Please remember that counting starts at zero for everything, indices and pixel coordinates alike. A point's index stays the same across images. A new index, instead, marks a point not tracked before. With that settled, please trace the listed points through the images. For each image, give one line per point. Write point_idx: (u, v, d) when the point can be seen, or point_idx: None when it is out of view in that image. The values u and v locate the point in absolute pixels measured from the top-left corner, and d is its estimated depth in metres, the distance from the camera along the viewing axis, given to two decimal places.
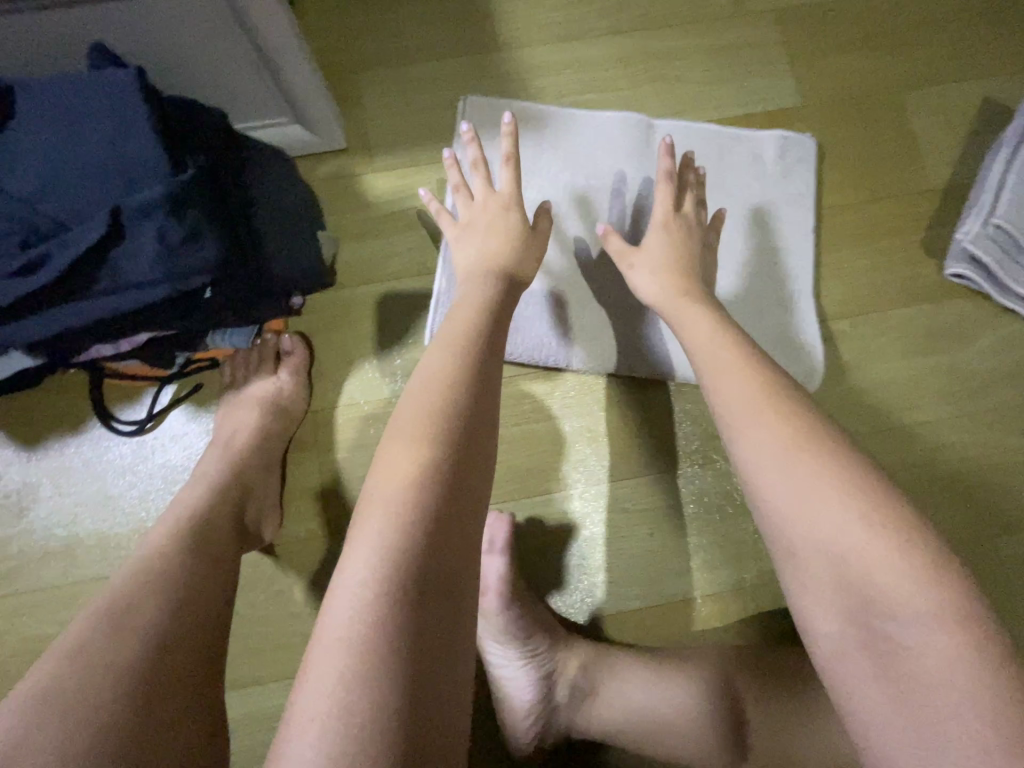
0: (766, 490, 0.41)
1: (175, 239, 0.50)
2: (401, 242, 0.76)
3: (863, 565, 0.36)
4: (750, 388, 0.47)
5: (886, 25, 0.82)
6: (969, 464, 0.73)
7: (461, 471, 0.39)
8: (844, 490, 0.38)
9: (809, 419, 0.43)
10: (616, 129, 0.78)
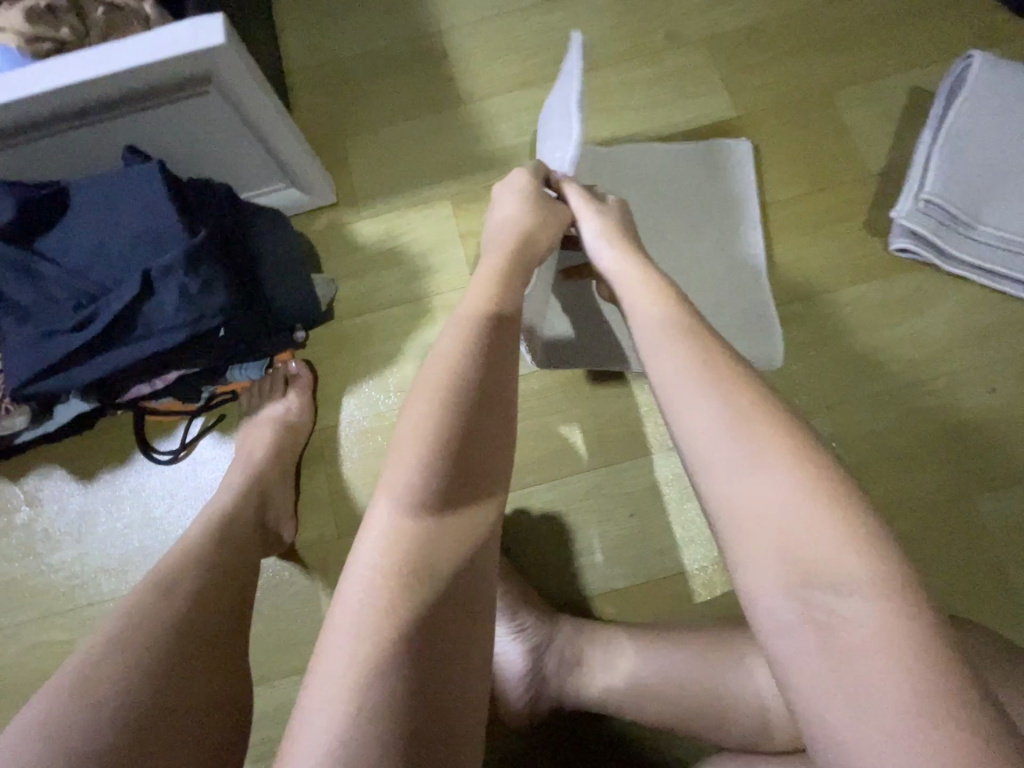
0: (716, 471, 0.39)
1: (193, 291, 0.62)
2: (388, 275, 0.86)
3: (807, 543, 0.35)
4: (693, 362, 0.44)
5: (813, 32, 0.89)
6: (940, 428, 0.75)
7: (463, 462, 0.40)
8: (800, 461, 0.37)
9: (779, 395, 0.41)
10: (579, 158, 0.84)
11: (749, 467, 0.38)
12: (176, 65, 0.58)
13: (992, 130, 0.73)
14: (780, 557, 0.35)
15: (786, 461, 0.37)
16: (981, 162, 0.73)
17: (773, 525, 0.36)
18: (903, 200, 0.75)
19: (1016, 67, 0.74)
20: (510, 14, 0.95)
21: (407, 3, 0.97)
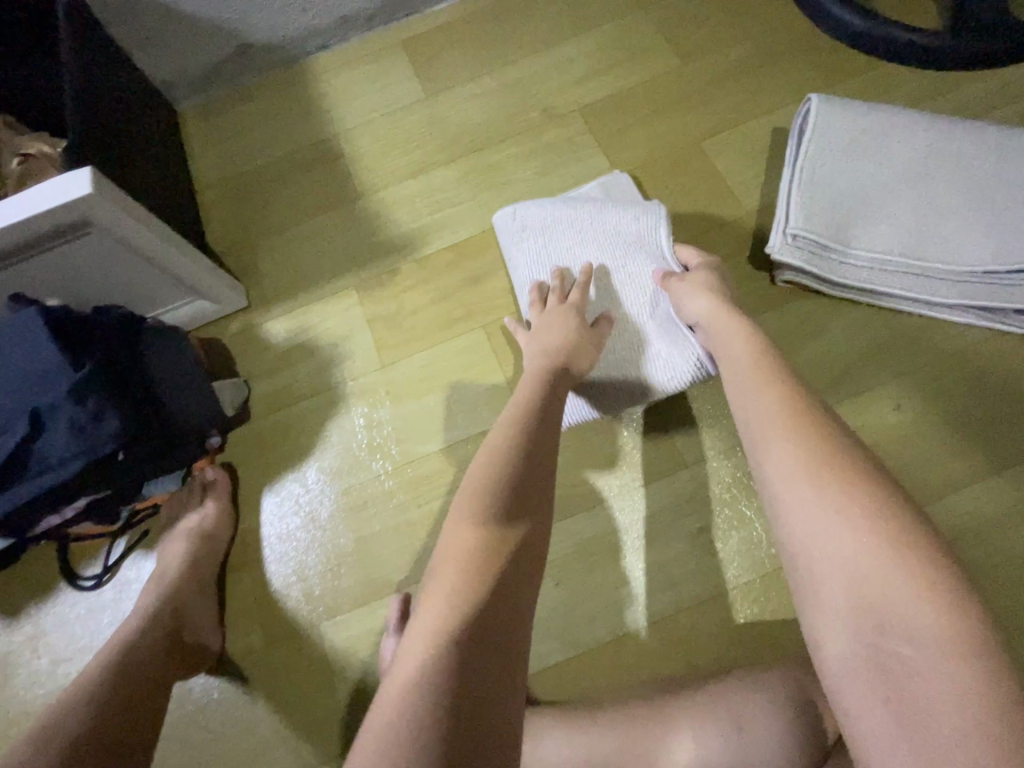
0: (786, 502, 0.46)
1: (83, 423, 0.64)
2: (300, 368, 0.88)
3: (868, 569, 0.41)
4: (780, 410, 0.52)
5: (675, 92, 0.96)
6: None
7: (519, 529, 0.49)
8: (872, 511, 0.43)
9: (846, 449, 0.47)
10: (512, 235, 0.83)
11: (810, 507, 0.45)
12: (50, 217, 0.63)
13: (844, 162, 0.77)
14: (846, 575, 0.42)
15: (853, 494, 0.44)
16: (840, 192, 0.77)
17: (839, 545, 0.43)
18: (776, 235, 0.77)
19: (852, 104, 0.79)
20: (398, 111, 1.02)
21: (304, 114, 1.05)
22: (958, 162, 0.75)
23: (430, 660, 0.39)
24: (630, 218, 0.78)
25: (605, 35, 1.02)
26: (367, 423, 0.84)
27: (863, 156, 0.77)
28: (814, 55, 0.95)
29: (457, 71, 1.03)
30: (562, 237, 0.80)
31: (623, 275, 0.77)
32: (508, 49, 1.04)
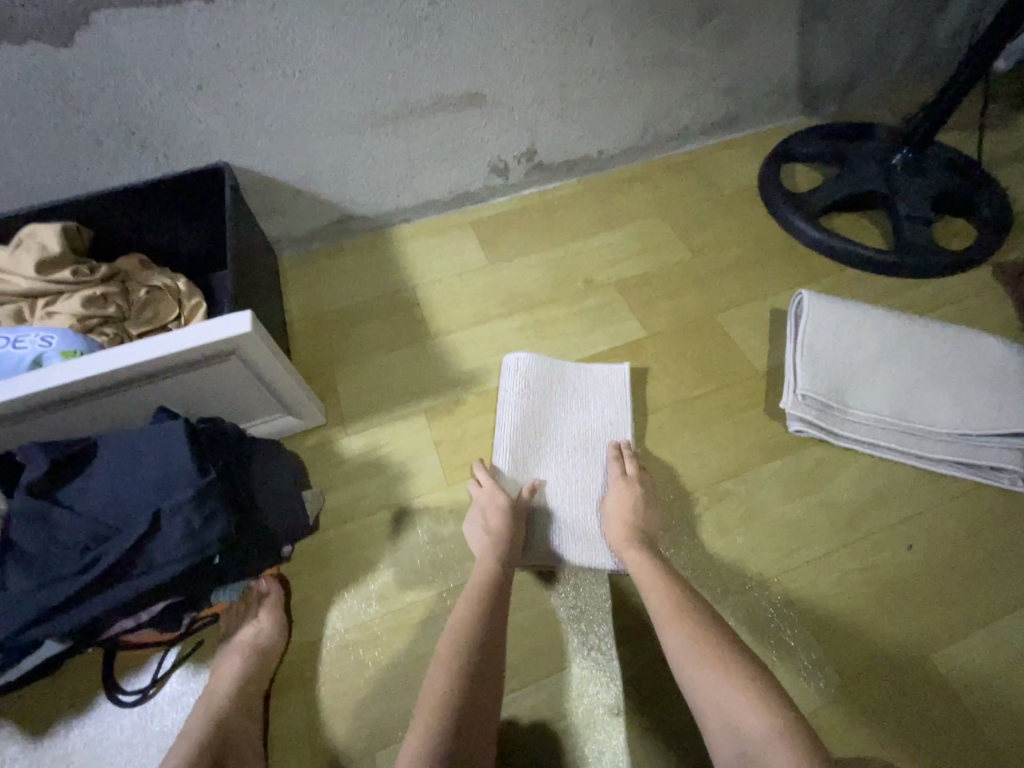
0: (682, 669, 0.64)
1: (196, 524, 0.69)
2: (370, 483, 0.96)
3: (729, 709, 0.58)
4: (667, 597, 0.72)
5: (690, 276, 1.21)
6: (871, 590, 0.86)
7: (481, 676, 0.65)
8: (724, 662, 0.62)
9: (708, 621, 0.68)
10: (515, 376, 1.01)
11: (687, 667, 0.64)
12: (207, 347, 0.75)
13: (836, 340, 0.98)
14: (718, 720, 0.59)
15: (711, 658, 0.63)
16: (835, 362, 0.96)
17: (710, 697, 0.60)
18: (788, 395, 0.96)
19: (834, 298, 1.02)
20: (466, 273, 1.25)
21: (386, 269, 1.27)
22: (922, 346, 0.97)
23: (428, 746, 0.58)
24: (611, 411, 1.00)
25: (630, 231, 1.31)
26: (431, 539, 0.90)
27: (849, 337, 0.98)
28: (794, 258, 1.24)
29: (514, 247, 1.30)
30: (550, 398, 1.01)
31: (586, 448, 0.97)
32: (555, 234, 1.31)
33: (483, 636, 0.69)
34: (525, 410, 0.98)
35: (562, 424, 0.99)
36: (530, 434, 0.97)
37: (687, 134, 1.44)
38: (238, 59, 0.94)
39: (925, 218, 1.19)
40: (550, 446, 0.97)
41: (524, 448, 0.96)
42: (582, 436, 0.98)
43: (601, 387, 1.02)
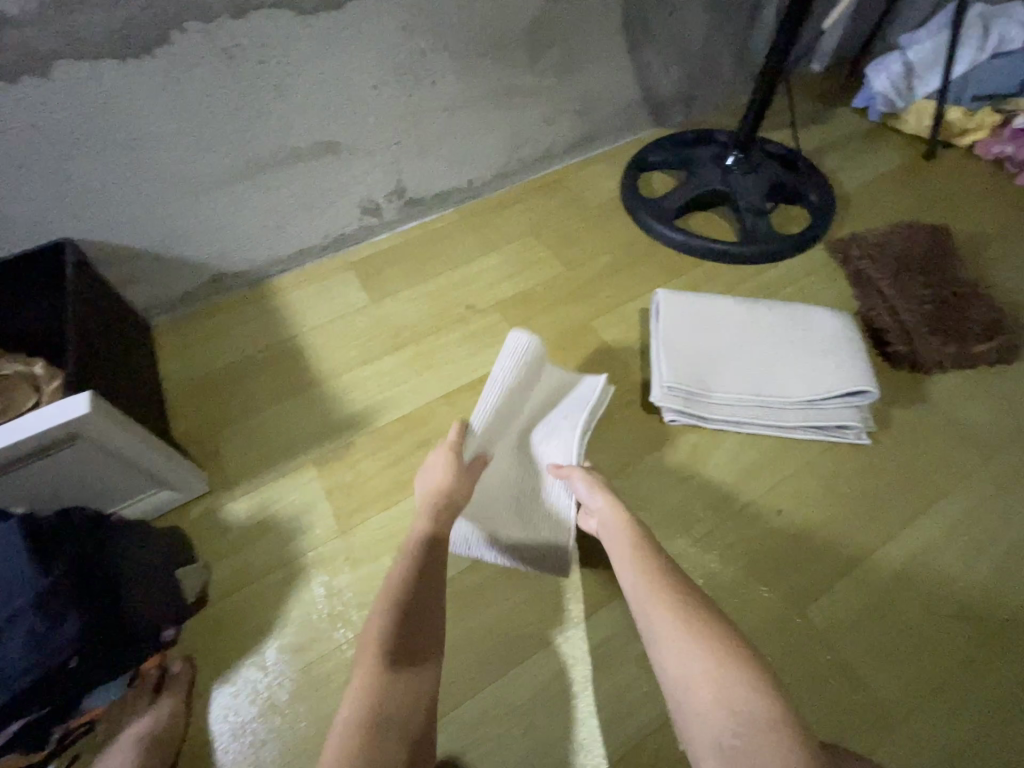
0: (664, 643, 0.62)
1: (41, 630, 0.65)
2: (261, 546, 0.93)
3: (714, 691, 0.56)
4: (641, 573, 0.70)
5: (566, 289, 1.27)
6: (755, 559, 0.91)
7: (407, 646, 0.68)
8: (711, 635, 0.61)
9: (690, 593, 0.66)
10: (511, 360, 0.89)
11: (667, 644, 0.62)
12: (42, 437, 0.71)
13: (689, 329, 1.06)
14: (703, 698, 0.57)
15: (692, 633, 0.61)
16: (688, 350, 1.04)
17: (698, 668, 0.58)
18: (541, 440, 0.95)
19: (687, 293, 1.10)
20: (349, 316, 1.26)
21: (267, 322, 1.25)
22: (768, 325, 1.06)
23: (349, 722, 0.61)
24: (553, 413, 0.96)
25: (507, 253, 1.36)
26: (327, 593, 0.88)
27: (702, 323, 1.06)
28: (658, 260, 1.33)
29: (396, 284, 1.31)
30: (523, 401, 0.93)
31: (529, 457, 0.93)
32: (436, 266, 1.34)
33: (408, 618, 0.70)
34: (504, 395, 0.88)
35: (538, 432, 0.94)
36: (499, 421, 0.88)
37: (550, 156, 1.52)
38: (61, 136, 0.92)
39: (762, 211, 1.31)
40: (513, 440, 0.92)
41: (492, 432, 0.88)
42: (550, 445, 0.94)
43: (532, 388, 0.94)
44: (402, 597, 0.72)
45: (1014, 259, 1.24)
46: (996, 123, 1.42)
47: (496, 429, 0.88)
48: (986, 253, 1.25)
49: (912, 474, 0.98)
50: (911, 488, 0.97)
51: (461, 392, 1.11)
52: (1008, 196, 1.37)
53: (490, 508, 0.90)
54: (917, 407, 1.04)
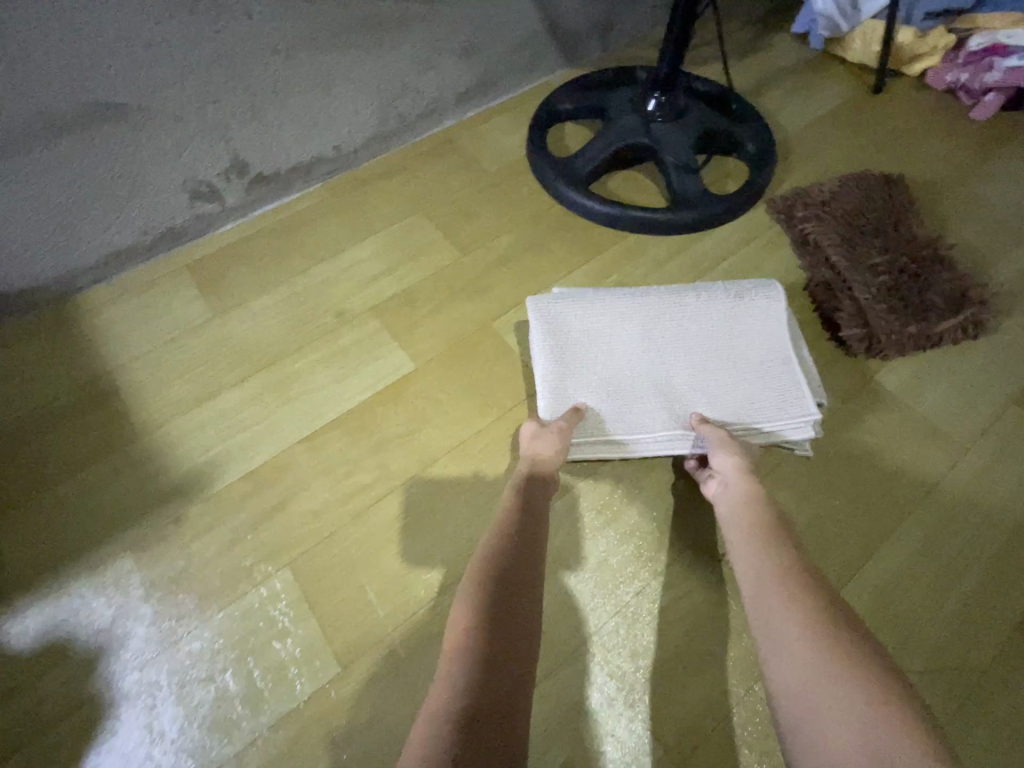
0: (785, 642, 0.54)
1: None
2: (51, 681, 0.69)
3: (873, 719, 0.46)
4: (770, 564, 0.62)
5: (461, 283, 1.03)
6: (693, 613, 0.77)
7: (508, 623, 0.54)
8: (860, 653, 0.51)
9: (836, 598, 0.56)
10: (745, 306, 0.91)
11: (792, 651, 0.53)
12: None
13: (669, 332, 0.90)
14: (851, 721, 0.46)
15: (845, 640, 0.52)
16: (673, 353, 0.89)
17: (833, 692, 0.48)
18: (659, 368, 0.88)
19: (568, 300, 0.90)
20: (184, 339, 0.97)
21: (70, 355, 0.95)
22: (677, 333, 0.90)
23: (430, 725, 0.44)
24: (763, 352, 0.88)
25: (388, 239, 1.09)
26: (147, 738, 0.66)
27: (677, 320, 0.90)
28: (574, 236, 1.09)
29: (245, 288, 1.02)
30: (676, 325, 0.90)
31: (647, 389, 0.86)
32: (296, 261, 1.05)
33: (504, 589, 0.58)
34: (626, 343, 0.89)
35: (696, 369, 0.87)
36: (645, 359, 0.88)
37: (438, 109, 1.23)
38: None
39: (691, 167, 1.08)
40: (664, 373, 0.87)
41: (615, 391, 0.86)
42: (670, 400, 0.86)
43: (767, 311, 0.90)
44: (488, 573, 0.60)
45: (973, 210, 1.09)
46: (949, 46, 1.24)
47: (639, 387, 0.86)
48: (942, 204, 1.09)
49: (867, 487, 0.84)
50: (867, 504, 0.83)
51: (327, 433, 0.87)
52: (962, 133, 1.20)
53: (621, 415, 0.84)
54: (868, 404, 0.90)
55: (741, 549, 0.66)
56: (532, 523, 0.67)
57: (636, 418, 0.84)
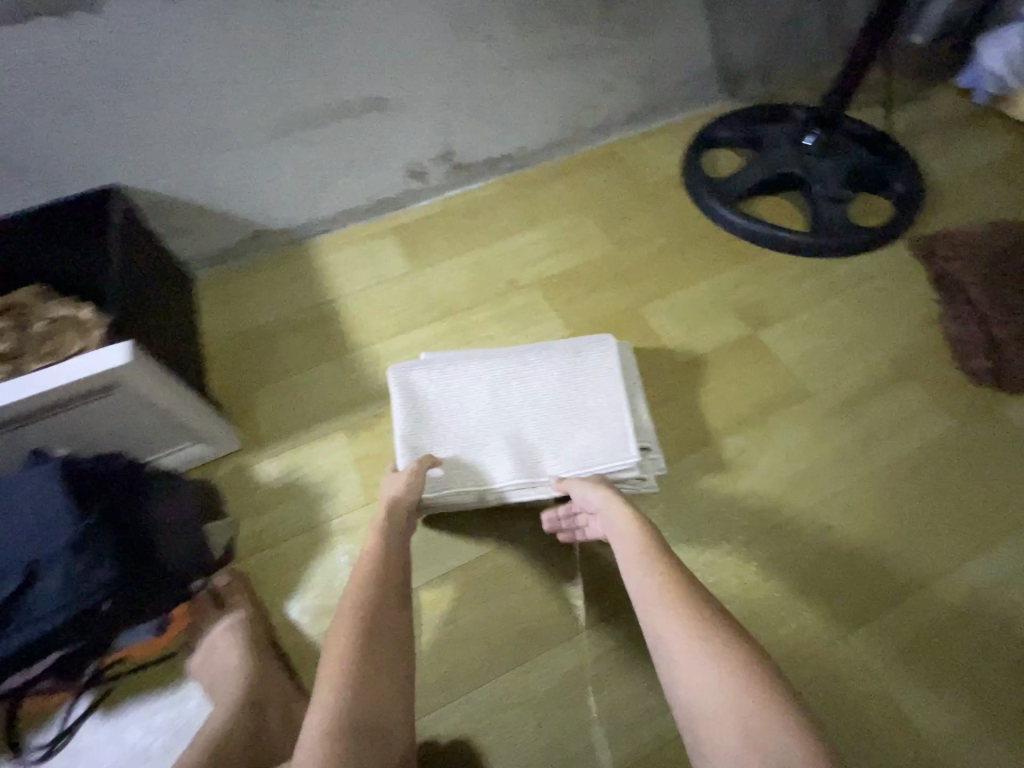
0: (676, 664, 0.54)
1: (79, 570, 0.67)
2: (289, 507, 0.94)
3: (750, 714, 0.49)
4: (651, 587, 0.61)
5: (613, 272, 1.20)
6: (797, 578, 0.86)
7: (368, 645, 0.60)
8: (743, 678, 0.51)
9: (725, 616, 0.56)
10: (558, 370, 0.96)
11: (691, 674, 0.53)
12: (85, 383, 0.73)
13: (515, 395, 0.94)
14: (731, 725, 0.49)
15: (726, 651, 0.53)
16: (523, 409, 0.94)
17: (726, 711, 0.50)
18: (516, 423, 0.93)
19: (414, 369, 0.95)
20: (388, 283, 1.22)
21: (305, 283, 1.24)
22: (534, 387, 0.95)
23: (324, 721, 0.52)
24: (603, 404, 0.94)
25: (554, 228, 1.29)
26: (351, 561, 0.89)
27: (525, 381, 0.95)
28: (718, 246, 1.23)
29: (437, 253, 1.26)
30: (512, 389, 0.95)
31: (498, 443, 0.91)
32: (478, 236, 1.28)
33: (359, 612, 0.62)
34: (478, 405, 0.94)
35: (529, 430, 0.92)
36: (503, 412, 0.93)
37: (608, 126, 1.42)
38: (117, 81, 0.90)
39: (838, 199, 1.19)
40: (501, 436, 0.92)
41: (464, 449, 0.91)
42: (516, 452, 0.91)
43: (599, 366, 0.96)
44: (353, 590, 0.65)
45: None
46: None
47: (507, 436, 0.92)
48: None
49: (974, 503, 0.92)
50: (972, 518, 0.91)
51: None
52: None
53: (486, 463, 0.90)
54: (985, 432, 0.98)
55: (631, 570, 0.65)
56: (393, 546, 0.71)
57: (502, 464, 0.90)
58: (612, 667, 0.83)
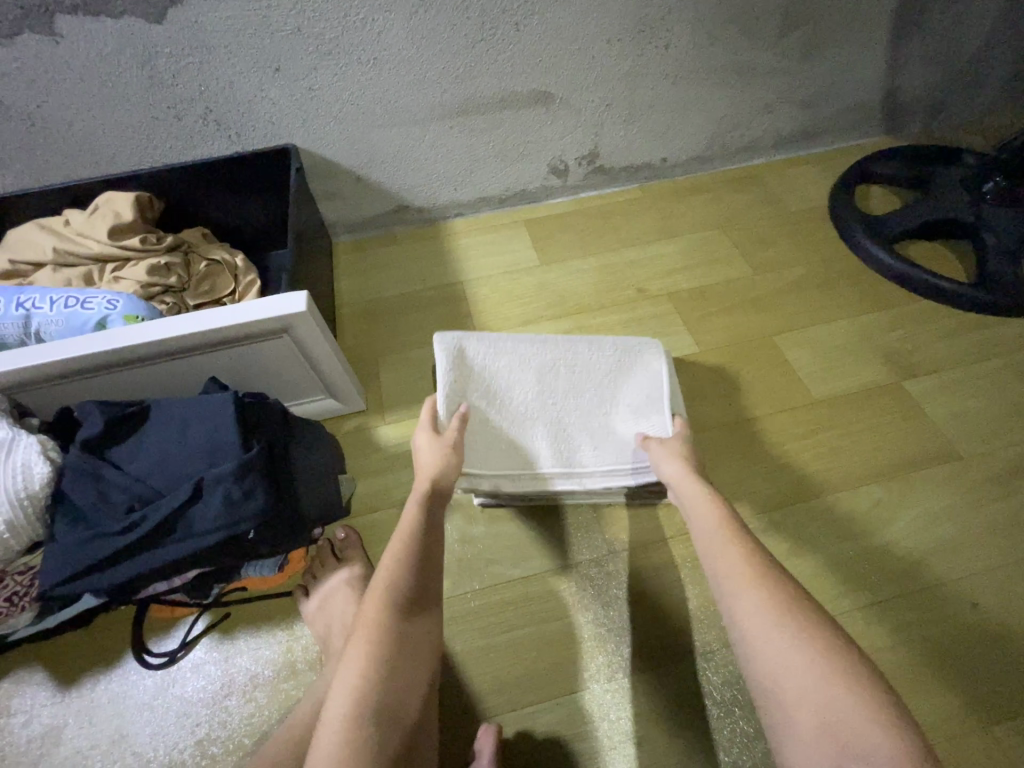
0: (758, 648, 0.52)
1: (236, 497, 0.69)
2: (405, 474, 0.96)
3: (845, 724, 0.46)
4: (741, 565, 0.57)
5: (747, 295, 1.16)
6: (924, 646, 0.82)
7: (405, 628, 0.58)
8: (832, 671, 0.48)
9: (809, 604, 0.53)
10: (609, 365, 0.88)
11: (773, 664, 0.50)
12: (263, 323, 0.76)
13: (563, 384, 0.87)
14: (812, 711, 0.47)
15: (817, 645, 0.50)
16: (567, 403, 0.87)
17: (813, 699, 0.47)
18: (567, 413, 0.86)
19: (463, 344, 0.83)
20: (517, 274, 1.24)
21: (437, 261, 1.27)
22: (593, 380, 0.87)
23: (354, 705, 0.53)
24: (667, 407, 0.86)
25: (688, 242, 1.27)
26: (460, 538, 0.90)
27: (572, 371, 0.87)
28: (864, 285, 1.17)
29: (568, 250, 1.27)
30: (575, 376, 0.87)
31: (549, 429, 0.85)
32: (609, 239, 1.28)
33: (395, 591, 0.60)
34: (481, 387, 0.83)
35: (584, 421, 0.86)
36: (559, 398, 0.86)
37: (755, 148, 1.38)
38: (321, 46, 0.95)
39: (1014, 252, 1.09)
40: (554, 421, 0.86)
41: (515, 428, 0.85)
42: (573, 442, 0.86)
43: (649, 367, 0.88)
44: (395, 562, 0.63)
45: None
46: None
47: (562, 422, 0.86)
48: None
49: None
50: None
51: None
52: None
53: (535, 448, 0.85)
54: None
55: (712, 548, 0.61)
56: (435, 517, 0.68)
57: (555, 451, 0.85)
58: (715, 700, 0.79)
